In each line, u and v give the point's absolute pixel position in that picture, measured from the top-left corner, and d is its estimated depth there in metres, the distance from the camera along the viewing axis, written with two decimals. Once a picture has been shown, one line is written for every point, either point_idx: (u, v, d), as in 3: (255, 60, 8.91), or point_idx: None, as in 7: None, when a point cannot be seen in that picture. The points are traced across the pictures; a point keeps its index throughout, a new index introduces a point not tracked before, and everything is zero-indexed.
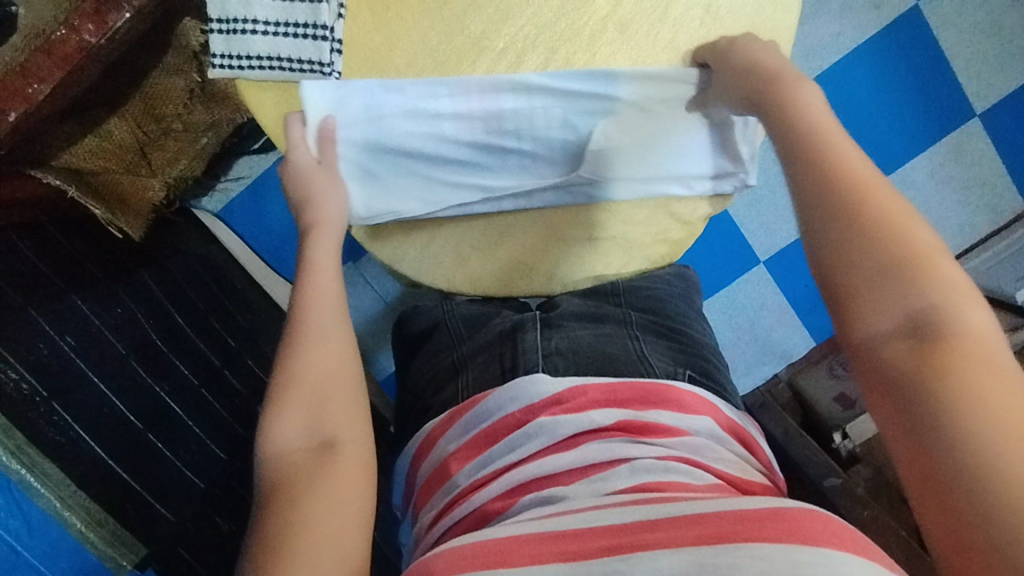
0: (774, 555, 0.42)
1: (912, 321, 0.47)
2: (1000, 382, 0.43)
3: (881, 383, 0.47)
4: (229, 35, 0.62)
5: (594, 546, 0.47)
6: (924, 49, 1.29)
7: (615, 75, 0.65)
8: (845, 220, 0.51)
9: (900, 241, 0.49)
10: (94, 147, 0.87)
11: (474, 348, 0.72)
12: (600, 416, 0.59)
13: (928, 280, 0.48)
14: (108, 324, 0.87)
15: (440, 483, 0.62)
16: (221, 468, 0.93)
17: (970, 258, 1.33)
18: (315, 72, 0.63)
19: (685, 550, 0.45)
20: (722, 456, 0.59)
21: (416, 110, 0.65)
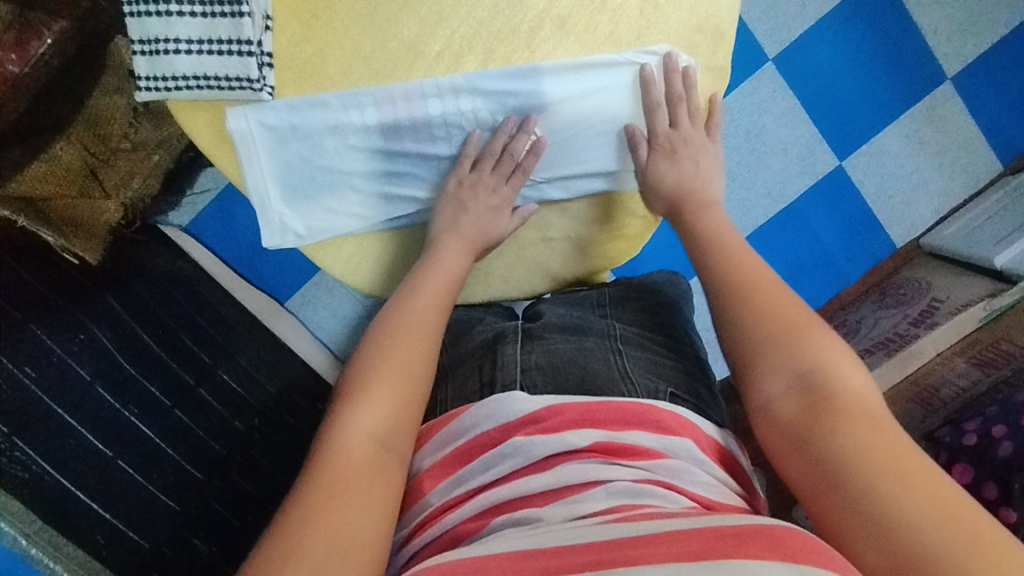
0: (760, 572, 0.41)
1: (802, 379, 0.56)
2: (879, 430, 0.50)
3: (794, 439, 0.54)
4: (153, 56, 0.60)
5: (573, 562, 0.45)
6: (891, 14, 1.26)
7: (542, 71, 0.65)
8: (742, 292, 0.62)
9: (781, 320, 0.60)
10: (42, 175, 0.85)
11: (455, 358, 0.74)
12: (577, 437, 0.58)
13: (808, 344, 0.57)
14: (72, 354, 0.86)
15: (413, 500, 0.62)
16: (198, 488, 0.91)
17: (947, 224, 1.33)
18: (244, 88, 0.61)
19: (669, 565, 0.42)
20: (702, 480, 0.56)
21: (341, 122, 0.65)
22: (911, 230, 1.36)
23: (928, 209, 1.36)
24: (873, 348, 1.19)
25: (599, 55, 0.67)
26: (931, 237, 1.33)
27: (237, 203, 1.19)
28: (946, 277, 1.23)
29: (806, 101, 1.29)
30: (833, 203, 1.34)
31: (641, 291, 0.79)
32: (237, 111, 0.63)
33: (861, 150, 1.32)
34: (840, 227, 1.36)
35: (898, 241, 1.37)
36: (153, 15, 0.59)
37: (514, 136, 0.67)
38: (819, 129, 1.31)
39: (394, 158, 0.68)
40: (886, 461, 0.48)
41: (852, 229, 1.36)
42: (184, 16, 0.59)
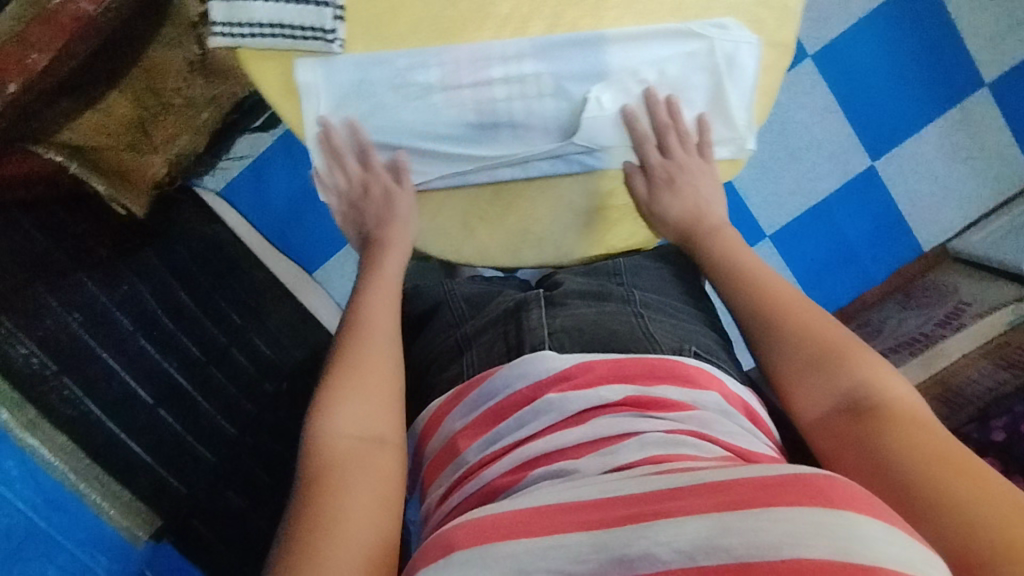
0: (797, 519, 0.42)
1: (847, 397, 0.56)
2: (931, 434, 0.51)
3: (851, 454, 0.54)
4: (230, 2, 0.61)
5: (616, 515, 0.47)
6: (933, 16, 1.27)
7: (605, 39, 0.64)
8: (769, 313, 0.63)
9: (820, 336, 0.60)
10: (96, 123, 0.85)
11: (479, 327, 0.74)
12: (609, 392, 0.59)
13: (851, 360, 0.58)
14: (116, 301, 0.88)
15: (449, 460, 0.62)
16: (231, 443, 0.93)
17: (975, 230, 1.33)
18: (317, 39, 0.62)
19: (707, 516, 0.44)
20: (732, 430, 0.58)
21: (405, 80, 0.64)
22: (938, 234, 1.36)
23: (959, 214, 1.35)
24: (896, 347, 1.19)
25: (665, 23, 0.65)
26: (959, 242, 1.33)
27: (274, 170, 1.22)
28: (972, 282, 1.23)
29: (842, 99, 1.30)
30: (862, 203, 1.35)
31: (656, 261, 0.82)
32: (310, 62, 0.63)
33: (894, 152, 1.33)
34: (866, 227, 1.36)
35: (923, 244, 1.36)
36: None
37: (577, 101, 0.65)
38: (853, 128, 1.31)
39: (446, 119, 0.65)
40: (949, 465, 0.48)
41: (877, 229, 1.36)
42: None
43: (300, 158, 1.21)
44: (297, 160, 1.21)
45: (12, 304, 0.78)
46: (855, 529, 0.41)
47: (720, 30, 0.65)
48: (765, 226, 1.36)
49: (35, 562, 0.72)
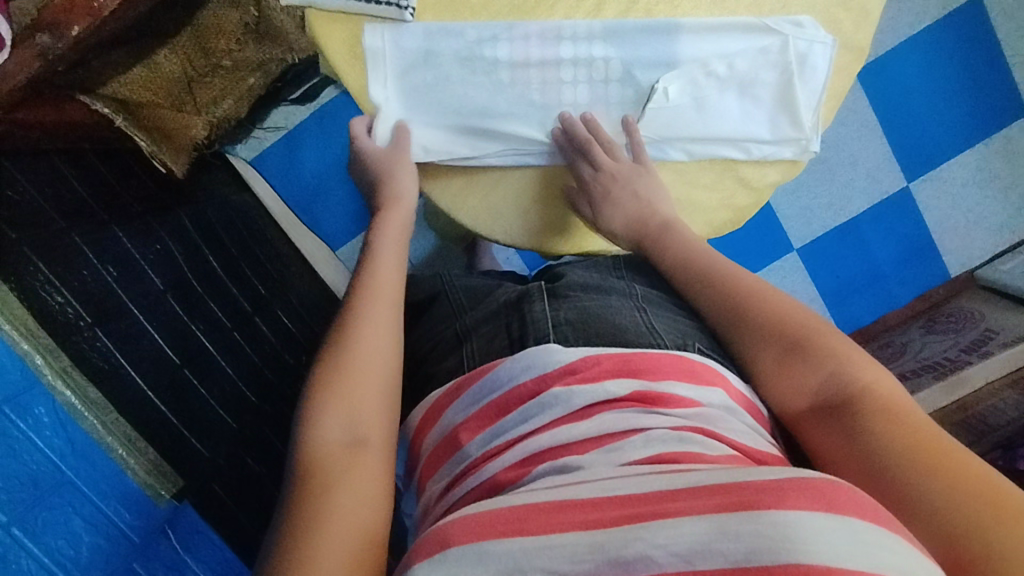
0: (798, 522, 0.40)
1: (827, 391, 0.55)
2: (925, 429, 0.49)
3: (846, 457, 0.52)
4: None
5: (611, 515, 0.44)
6: (982, 41, 1.26)
7: (680, 27, 0.64)
8: (740, 301, 0.62)
9: (792, 324, 0.59)
10: (143, 80, 0.84)
11: (479, 318, 0.72)
12: (615, 387, 0.57)
13: (825, 348, 0.57)
14: (148, 259, 0.87)
15: (450, 452, 0.60)
16: (251, 408, 0.93)
17: (1001, 260, 1.32)
18: (390, 5, 0.61)
19: (704, 517, 0.42)
20: (738, 427, 0.56)
21: (473, 53, 0.64)
22: (967, 261, 1.35)
23: (986, 243, 1.35)
24: (919, 370, 1.17)
25: (738, 16, 0.64)
26: (986, 270, 1.32)
27: (306, 144, 1.20)
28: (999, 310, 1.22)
29: (884, 116, 1.29)
30: (894, 225, 1.34)
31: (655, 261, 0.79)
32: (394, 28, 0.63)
33: (929, 175, 1.32)
34: (898, 250, 1.35)
35: (952, 270, 1.36)
36: None
37: (642, 89, 0.66)
38: (891, 149, 1.31)
39: (513, 97, 0.66)
40: (942, 461, 0.47)
41: (909, 252, 1.35)
42: None
43: (332, 133, 1.20)
44: (328, 134, 1.20)
45: (52, 250, 0.77)
46: (861, 534, 0.40)
47: (796, 27, 0.64)
48: (793, 238, 1.35)
49: (62, 509, 0.75)
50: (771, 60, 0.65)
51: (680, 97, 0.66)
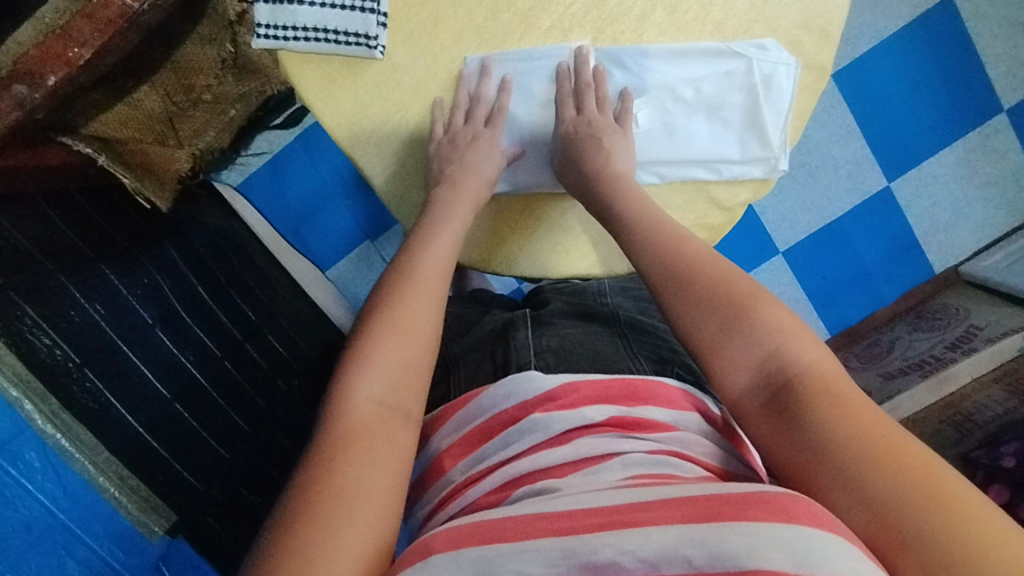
0: (760, 532, 0.41)
1: (768, 375, 0.52)
2: (858, 409, 0.47)
3: (782, 443, 0.50)
4: (275, 5, 0.60)
5: (586, 523, 0.45)
6: (957, 41, 1.27)
7: (646, 54, 0.65)
8: (678, 281, 0.58)
9: (723, 296, 0.56)
10: (122, 117, 0.85)
11: (466, 347, 0.74)
12: (594, 413, 0.58)
13: (762, 323, 0.54)
14: (135, 295, 0.87)
15: (434, 479, 0.61)
16: (242, 438, 0.95)
17: (986, 256, 1.34)
18: (360, 45, 0.62)
19: (673, 526, 0.43)
20: (710, 449, 0.57)
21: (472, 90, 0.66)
22: (950, 257, 1.37)
23: (970, 239, 1.36)
24: (906, 369, 1.19)
25: (703, 42, 0.65)
26: (970, 266, 1.34)
27: (291, 168, 1.21)
28: (984, 307, 1.24)
29: (861, 119, 1.30)
30: (879, 224, 1.35)
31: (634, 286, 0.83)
32: (473, 61, 0.65)
33: (910, 174, 1.33)
34: (882, 249, 1.36)
35: (935, 266, 1.37)
36: None
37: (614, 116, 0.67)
38: (871, 149, 1.32)
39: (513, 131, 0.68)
40: (877, 447, 0.45)
41: (893, 252, 1.36)
42: None
43: (317, 156, 1.21)
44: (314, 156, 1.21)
45: (36, 294, 0.75)
46: (818, 541, 0.41)
47: (760, 51, 0.65)
48: (778, 242, 1.36)
49: (56, 553, 0.72)
50: (739, 83, 0.66)
51: (654, 126, 0.68)
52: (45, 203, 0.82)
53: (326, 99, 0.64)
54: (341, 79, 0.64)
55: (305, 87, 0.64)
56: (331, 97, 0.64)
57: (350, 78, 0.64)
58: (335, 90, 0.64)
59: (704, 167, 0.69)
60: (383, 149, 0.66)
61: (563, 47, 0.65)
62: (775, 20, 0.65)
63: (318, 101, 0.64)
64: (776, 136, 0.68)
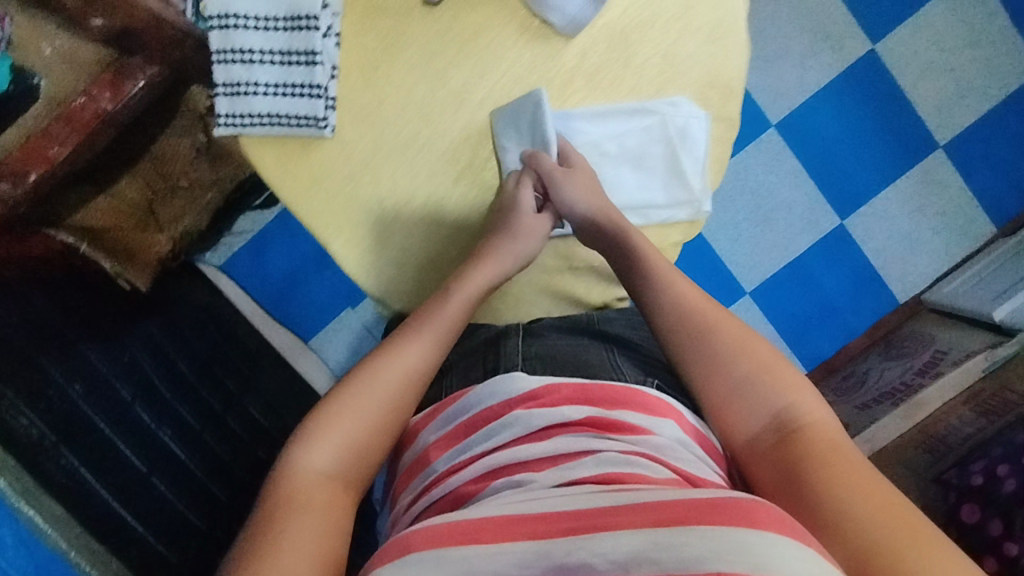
0: (719, 535, 0.43)
1: (777, 422, 0.58)
2: (857, 465, 0.54)
3: (779, 481, 0.56)
4: (234, 97, 0.66)
5: (561, 527, 0.46)
6: (884, 87, 1.37)
7: (569, 117, 0.70)
8: (709, 336, 0.63)
9: (749, 352, 0.62)
10: (106, 208, 0.93)
11: (461, 353, 0.75)
12: (570, 411, 0.61)
13: (788, 385, 0.60)
14: (114, 372, 0.91)
15: (419, 469, 0.63)
16: (223, 510, 0.94)
17: (945, 282, 1.38)
18: (310, 126, 0.67)
19: (642, 531, 0.45)
20: (685, 457, 0.58)
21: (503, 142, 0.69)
22: (912, 287, 1.41)
23: (929, 267, 1.41)
24: (879, 398, 1.20)
25: (621, 102, 0.70)
26: (932, 293, 1.38)
27: (271, 244, 1.28)
28: (947, 331, 1.27)
29: (807, 164, 1.38)
30: (838, 259, 1.41)
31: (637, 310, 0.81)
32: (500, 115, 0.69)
33: (860, 211, 1.40)
34: (845, 283, 1.41)
35: (899, 297, 1.41)
36: (238, 61, 0.65)
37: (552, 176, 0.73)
38: (820, 190, 1.39)
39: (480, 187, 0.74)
40: (859, 486, 0.51)
41: (855, 285, 1.41)
42: (265, 63, 0.66)
43: (295, 231, 1.28)
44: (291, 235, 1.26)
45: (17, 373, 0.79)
46: (777, 546, 0.43)
47: (671, 107, 0.70)
48: (745, 283, 1.41)
49: None
50: (661, 129, 0.71)
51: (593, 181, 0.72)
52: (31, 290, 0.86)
53: (281, 172, 0.69)
54: (297, 157, 0.69)
55: (263, 166, 0.69)
56: (289, 174, 0.69)
57: (303, 156, 0.69)
58: (292, 167, 0.69)
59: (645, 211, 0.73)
60: (339, 219, 0.70)
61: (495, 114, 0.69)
62: (681, 80, 0.70)
63: (272, 178, 0.69)
64: (695, 180, 0.73)
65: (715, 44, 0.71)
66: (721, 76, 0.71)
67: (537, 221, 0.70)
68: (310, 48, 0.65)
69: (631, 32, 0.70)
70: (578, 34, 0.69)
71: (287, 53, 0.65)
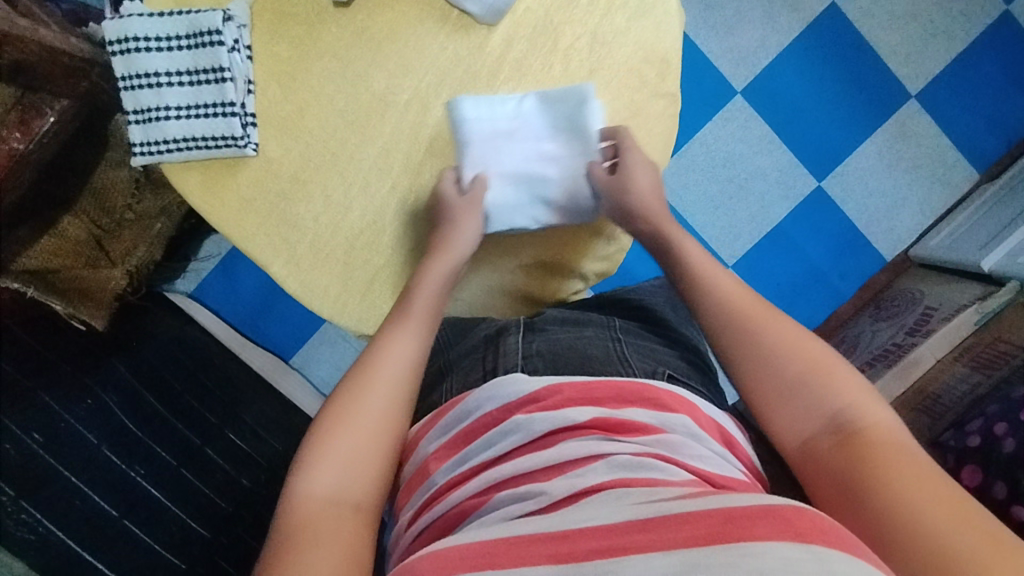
0: (769, 552, 0.40)
1: (834, 421, 0.55)
2: (912, 462, 0.50)
3: (831, 487, 0.53)
4: (147, 124, 0.63)
5: (582, 549, 0.44)
6: (848, 41, 1.33)
7: (474, 109, 0.64)
8: (746, 324, 0.60)
9: (810, 353, 0.58)
10: (51, 249, 0.90)
11: (460, 352, 0.72)
12: (576, 414, 0.57)
13: (835, 380, 0.57)
14: (81, 420, 0.92)
15: (420, 482, 0.60)
16: (204, 545, 0.92)
17: (931, 235, 1.34)
18: (230, 146, 0.63)
19: (674, 552, 0.41)
20: (700, 454, 0.56)
21: (460, 133, 0.65)
22: (899, 243, 1.37)
23: (914, 222, 1.37)
24: (873, 361, 1.18)
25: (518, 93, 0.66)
26: (918, 248, 1.34)
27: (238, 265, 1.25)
28: (935, 285, 1.24)
29: (777, 128, 1.34)
30: (819, 222, 1.37)
31: (632, 294, 0.79)
32: (455, 102, 0.64)
33: (839, 170, 1.36)
34: (829, 246, 1.37)
35: (886, 254, 1.37)
36: (145, 87, 0.62)
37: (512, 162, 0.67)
38: (794, 154, 1.35)
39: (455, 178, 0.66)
40: (919, 489, 0.48)
41: (839, 247, 1.37)
42: (173, 85, 0.62)
43: None
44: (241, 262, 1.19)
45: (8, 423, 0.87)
46: (826, 562, 0.39)
47: (568, 92, 0.64)
48: (726, 256, 1.37)
49: None
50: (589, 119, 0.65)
51: (513, 164, 0.67)
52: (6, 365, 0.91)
53: (206, 196, 0.66)
54: (222, 179, 0.66)
55: (190, 192, 0.66)
56: (217, 198, 0.66)
57: (229, 177, 0.66)
58: (219, 190, 0.66)
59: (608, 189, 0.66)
60: (275, 239, 0.67)
61: (450, 109, 0.65)
62: (614, 57, 0.67)
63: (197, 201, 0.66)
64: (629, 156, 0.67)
65: (646, 17, 0.66)
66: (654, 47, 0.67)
67: (466, 201, 0.64)
68: (217, 64, 0.61)
69: (558, 15, 0.66)
70: (501, 21, 0.65)
71: (196, 73, 0.62)
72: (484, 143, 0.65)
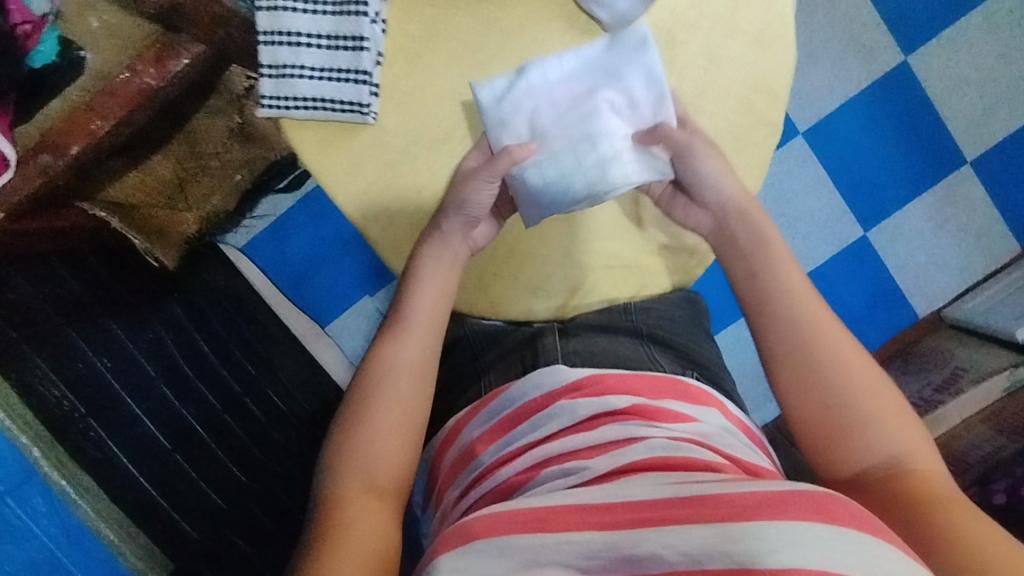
0: (797, 530, 0.42)
1: (886, 458, 0.57)
2: (961, 508, 0.53)
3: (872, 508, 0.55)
4: (278, 80, 0.67)
5: (625, 519, 0.46)
6: (913, 98, 1.36)
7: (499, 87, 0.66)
8: (811, 349, 0.62)
9: (865, 387, 0.60)
10: (137, 183, 0.92)
11: (496, 353, 0.75)
12: (617, 400, 0.61)
13: (886, 416, 0.59)
14: (140, 349, 0.95)
15: (466, 462, 0.63)
16: (240, 490, 0.96)
17: (967, 299, 1.37)
18: (353, 112, 0.67)
19: (710, 525, 0.44)
20: (732, 443, 0.59)
21: (495, 105, 0.66)
22: (932, 302, 1.40)
23: (951, 283, 1.40)
24: None
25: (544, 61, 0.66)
26: (952, 308, 1.37)
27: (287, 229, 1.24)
28: (968, 348, 1.26)
29: (832, 173, 1.38)
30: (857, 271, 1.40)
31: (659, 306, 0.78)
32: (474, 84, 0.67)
33: (885, 223, 1.39)
34: (866, 294, 1.40)
35: (920, 311, 1.40)
36: (285, 44, 0.66)
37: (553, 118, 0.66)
38: (845, 200, 1.38)
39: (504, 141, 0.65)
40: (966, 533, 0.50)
41: (877, 297, 1.40)
42: (312, 47, 0.66)
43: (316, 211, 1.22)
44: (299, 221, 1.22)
45: (77, 324, 0.90)
46: (855, 544, 0.41)
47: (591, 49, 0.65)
48: None
49: None
50: (639, 79, 0.64)
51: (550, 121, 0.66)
52: (62, 269, 0.90)
53: (316, 153, 0.69)
54: (339, 141, 0.68)
55: (301, 149, 0.69)
56: (328, 157, 0.69)
57: (344, 141, 0.68)
58: (331, 149, 0.69)
59: (693, 195, 0.67)
60: (377, 207, 0.70)
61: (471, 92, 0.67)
62: (723, 82, 0.71)
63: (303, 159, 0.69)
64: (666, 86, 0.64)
65: (758, 51, 0.71)
66: (764, 78, 0.71)
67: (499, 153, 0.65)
68: (358, 33, 0.65)
69: (676, 34, 0.70)
70: None
71: (336, 38, 0.66)
72: (518, 106, 0.66)
